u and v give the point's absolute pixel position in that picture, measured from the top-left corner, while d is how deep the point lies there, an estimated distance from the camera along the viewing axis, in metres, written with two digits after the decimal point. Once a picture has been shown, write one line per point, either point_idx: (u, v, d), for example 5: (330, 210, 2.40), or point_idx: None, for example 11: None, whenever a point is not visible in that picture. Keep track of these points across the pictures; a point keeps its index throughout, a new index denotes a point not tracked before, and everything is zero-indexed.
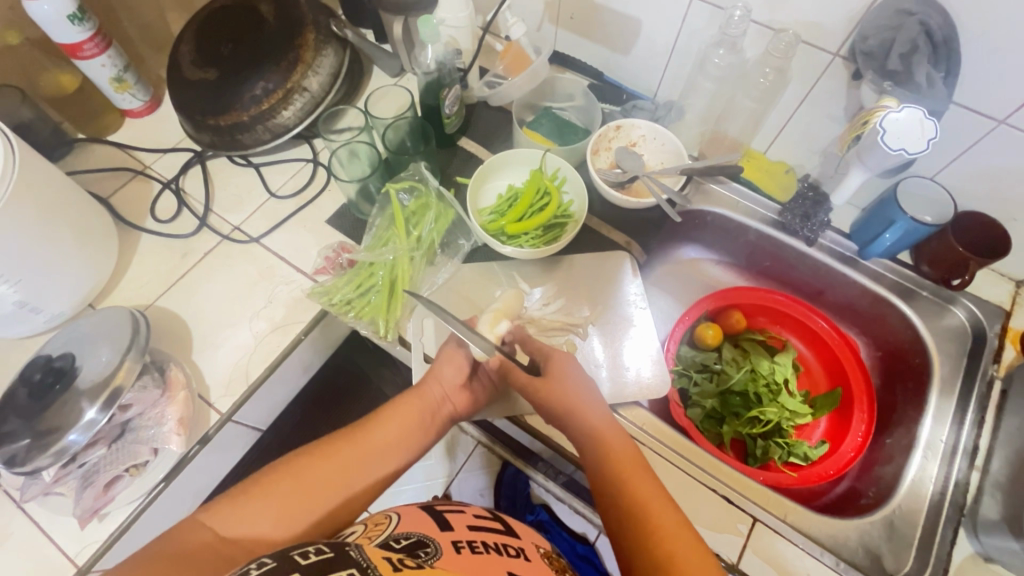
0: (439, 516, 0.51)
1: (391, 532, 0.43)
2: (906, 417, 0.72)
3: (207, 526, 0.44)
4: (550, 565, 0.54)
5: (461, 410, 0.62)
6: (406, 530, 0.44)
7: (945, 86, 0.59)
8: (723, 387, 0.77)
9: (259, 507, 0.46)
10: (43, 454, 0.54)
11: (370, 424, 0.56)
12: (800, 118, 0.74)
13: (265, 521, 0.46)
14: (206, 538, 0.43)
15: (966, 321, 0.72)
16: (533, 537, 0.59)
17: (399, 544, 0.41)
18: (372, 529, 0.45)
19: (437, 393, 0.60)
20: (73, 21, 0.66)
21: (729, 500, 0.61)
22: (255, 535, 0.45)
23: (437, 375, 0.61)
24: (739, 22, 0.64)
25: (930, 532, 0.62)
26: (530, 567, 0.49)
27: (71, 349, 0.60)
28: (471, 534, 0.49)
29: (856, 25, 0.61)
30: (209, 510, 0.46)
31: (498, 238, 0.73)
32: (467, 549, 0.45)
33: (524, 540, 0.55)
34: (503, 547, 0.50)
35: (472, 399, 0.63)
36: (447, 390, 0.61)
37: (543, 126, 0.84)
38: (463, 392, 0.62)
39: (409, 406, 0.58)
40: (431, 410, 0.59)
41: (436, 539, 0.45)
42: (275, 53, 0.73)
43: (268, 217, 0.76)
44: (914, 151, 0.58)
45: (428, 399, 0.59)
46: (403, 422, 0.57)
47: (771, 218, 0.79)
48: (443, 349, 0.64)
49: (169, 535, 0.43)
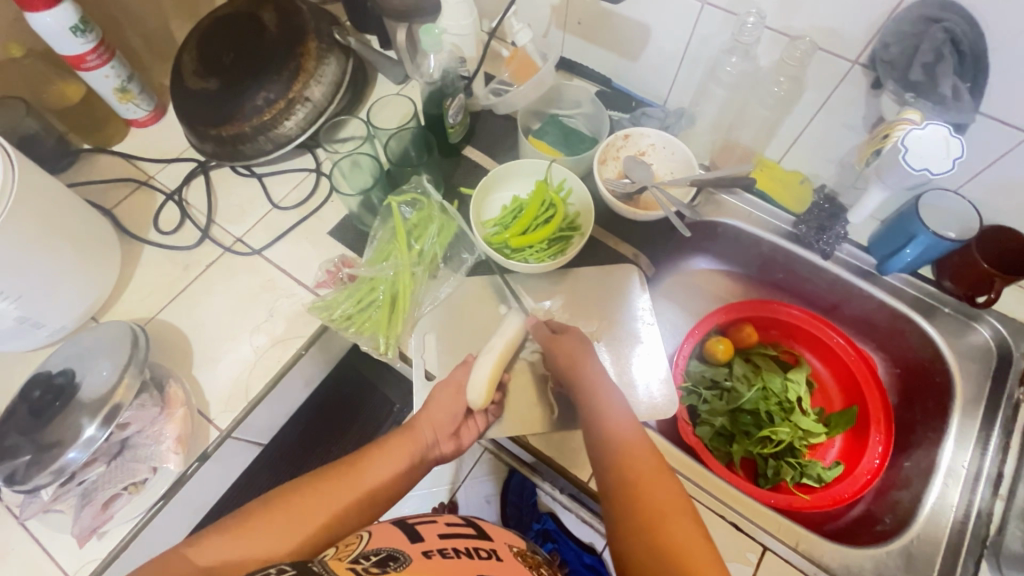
0: (409, 528, 0.49)
1: (360, 551, 0.42)
2: (926, 439, 0.69)
3: (189, 558, 0.43)
4: (523, 564, 0.53)
5: (448, 455, 0.60)
6: (375, 546, 0.43)
7: (972, 97, 0.56)
8: (735, 405, 0.73)
9: (243, 540, 0.45)
10: (43, 471, 0.54)
11: (363, 463, 0.54)
12: (815, 128, 0.71)
13: (251, 552, 0.45)
14: (186, 571, 0.42)
15: (991, 340, 0.69)
16: (507, 537, 0.58)
17: (368, 560, 0.40)
18: (342, 550, 0.44)
19: (429, 436, 0.58)
20: (75, 33, 0.66)
21: (739, 528, 0.60)
22: (236, 565, 0.44)
23: (431, 417, 0.59)
24: (752, 29, 0.62)
25: (951, 562, 0.60)
26: (503, 567, 0.48)
27: (72, 366, 0.59)
28: (441, 541, 0.48)
29: (876, 32, 0.58)
30: (192, 544, 0.44)
31: (502, 251, 0.71)
32: (436, 556, 0.44)
33: (497, 541, 0.54)
34: (474, 551, 0.48)
35: (462, 441, 0.61)
36: (438, 435, 0.59)
37: (549, 135, 0.80)
38: (453, 437, 0.61)
39: (402, 445, 0.56)
40: (422, 452, 0.57)
41: (406, 551, 0.44)
42: (276, 63, 0.72)
43: (271, 228, 0.76)
44: (938, 171, 0.56)
45: (421, 442, 0.57)
46: (394, 464, 0.55)
47: (785, 230, 0.76)
48: (438, 390, 0.62)
49: (151, 565, 0.42)
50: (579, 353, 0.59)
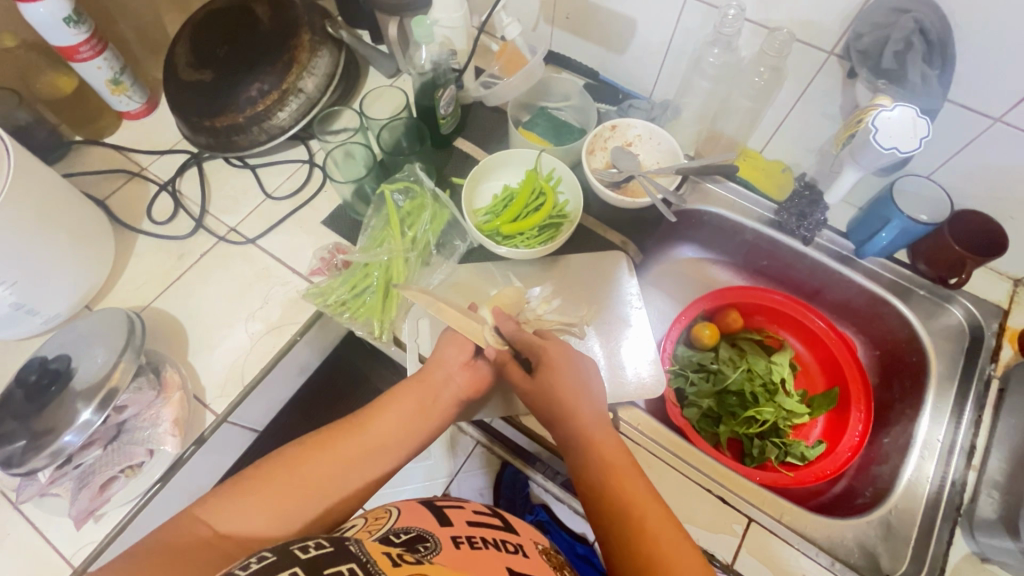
0: (438, 511, 0.51)
1: (390, 527, 0.43)
2: (903, 416, 0.71)
3: (204, 522, 0.43)
4: (549, 562, 0.54)
5: (468, 390, 0.62)
6: (405, 525, 0.44)
7: (939, 84, 0.59)
8: (720, 387, 0.76)
9: (253, 503, 0.46)
10: (39, 455, 0.54)
11: (368, 415, 0.56)
12: (795, 117, 0.74)
13: (263, 518, 0.45)
14: (203, 534, 0.43)
15: (963, 319, 0.72)
16: (533, 533, 0.59)
17: (399, 538, 0.41)
18: (372, 523, 0.46)
19: (440, 375, 0.61)
20: (68, 23, 0.67)
21: (724, 501, 0.61)
22: (255, 531, 0.45)
23: (441, 356, 0.62)
24: (733, 21, 0.65)
25: (927, 531, 0.62)
26: (528, 563, 0.49)
27: (67, 351, 0.60)
28: (469, 529, 0.49)
29: (850, 23, 0.61)
30: (205, 506, 0.45)
31: (493, 238, 0.73)
32: (465, 545, 0.45)
33: (523, 536, 0.55)
34: (502, 543, 0.49)
35: (478, 379, 0.63)
36: (451, 370, 0.61)
37: (538, 126, 0.83)
38: (468, 368, 0.63)
39: (409, 394, 0.58)
40: (432, 395, 0.59)
41: (436, 535, 0.45)
42: (270, 56, 0.73)
43: (265, 217, 0.76)
44: (906, 150, 0.59)
45: (430, 383, 0.60)
46: (401, 411, 0.57)
47: (767, 218, 0.79)
48: (447, 333, 0.65)
49: (166, 527, 0.43)
50: (558, 368, 0.58)
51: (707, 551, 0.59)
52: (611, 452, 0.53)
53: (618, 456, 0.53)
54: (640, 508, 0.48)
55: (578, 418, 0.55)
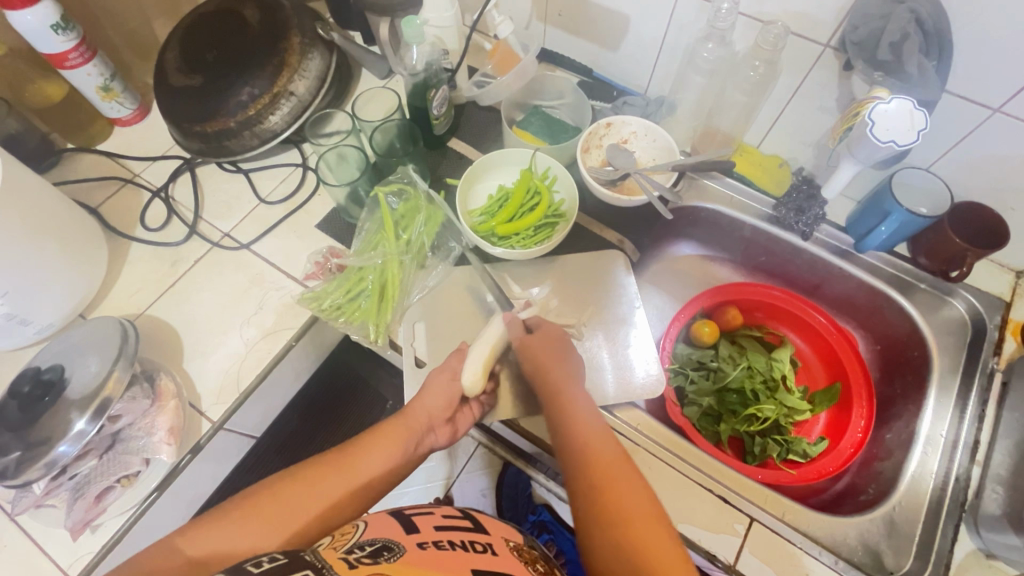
0: (406, 520, 0.50)
1: (356, 540, 0.43)
2: (906, 411, 0.71)
3: (179, 549, 0.45)
4: (520, 558, 0.53)
5: (443, 441, 0.60)
6: (371, 536, 0.44)
7: (937, 74, 0.58)
8: (721, 385, 0.75)
9: (231, 530, 0.47)
10: (33, 466, 0.54)
11: (358, 448, 0.55)
12: (792, 111, 0.73)
13: (236, 544, 0.46)
14: (174, 562, 0.44)
15: (965, 313, 0.71)
16: (503, 531, 0.58)
17: (362, 550, 0.40)
18: (338, 538, 0.45)
19: (423, 421, 0.58)
20: (56, 30, 0.66)
21: (725, 501, 0.60)
22: (226, 554, 0.45)
23: (424, 403, 0.59)
24: (727, 15, 0.64)
25: (931, 528, 0.61)
26: (499, 561, 0.48)
27: (60, 362, 0.59)
28: (437, 533, 0.49)
29: (845, 15, 0.60)
30: (183, 534, 0.46)
31: (489, 239, 0.72)
32: (431, 548, 0.45)
33: (493, 535, 0.54)
34: (470, 543, 0.49)
35: (455, 430, 0.62)
36: (433, 420, 0.59)
37: (533, 125, 0.83)
38: (449, 423, 0.61)
39: (395, 431, 0.56)
40: (416, 439, 0.57)
41: (401, 542, 0.44)
42: (259, 58, 0.72)
43: (259, 222, 0.76)
44: (903, 143, 0.58)
45: (414, 426, 0.57)
46: (388, 445, 0.56)
47: (766, 213, 0.78)
48: (432, 378, 0.61)
49: (145, 554, 0.45)
50: (553, 345, 0.61)
51: (709, 552, 0.58)
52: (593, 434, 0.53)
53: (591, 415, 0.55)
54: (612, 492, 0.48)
55: (562, 401, 0.56)
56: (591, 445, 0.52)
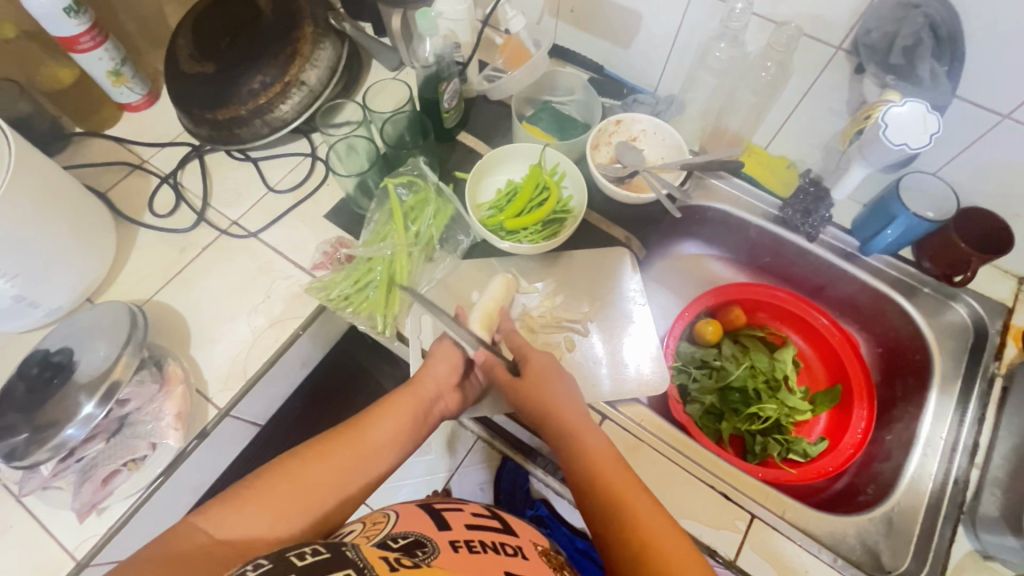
0: (436, 515, 0.50)
1: (388, 532, 0.43)
2: (906, 413, 0.72)
3: (202, 529, 0.44)
4: (548, 563, 0.53)
5: (452, 408, 0.63)
6: (403, 529, 0.44)
7: (949, 80, 0.59)
8: (723, 383, 0.76)
9: (250, 511, 0.46)
10: (42, 448, 0.54)
11: (364, 422, 0.56)
12: (802, 112, 0.73)
13: (259, 524, 0.45)
14: (199, 541, 0.43)
15: (968, 317, 0.72)
16: (530, 534, 0.58)
17: (396, 543, 0.41)
18: (370, 528, 0.46)
19: (431, 390, 0.61)
20: (68, 14, 0.66)
21: (727, 497, 0.61)
22: (252, 536, 0.45)
23: (431, 372, 0.62)
24: (740, 15, 0.64)
25: (928, 529, 0.62)
26: (528, 566, 0.48)
27: (69, 345, 0.59)
28: (467, 533, 0.49)
29: (859, 18, 0.60)
30: (203, 513, 0.45)
31: (497, 233, 0.73)
32: (464, 549, 0.45)
33: (521, 538, 0.55)
34: (500, 546, 0.49)
35: (463, 397, 0.64)
36: (440, 389, 0.62)
37: (543, 121, 0.82)
38: (457, 390, 0.64)
39: (404, 401, 0.58)
40: (424, 406, 0.60)
41: (434, 539, 0.45)
42: (272, 47, 0.72)
43: (267, 210, 0.76)
44: (916, 146, 0.59)
45: (422, 396, 0.60)
46: (397, 419, 0.57)
47: (771, 214, 0.79)
48: (438, 345, 0.65)
49: (163, 538, 0.43)
50: (547, 376, 0.59)
51: (710, 547, 0.59)
52: (600, 452, 0.52)
53: (614, 468, 0.51)
54: (638, 517, 0.47)
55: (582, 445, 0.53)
56: (636, 515, 0.47)
